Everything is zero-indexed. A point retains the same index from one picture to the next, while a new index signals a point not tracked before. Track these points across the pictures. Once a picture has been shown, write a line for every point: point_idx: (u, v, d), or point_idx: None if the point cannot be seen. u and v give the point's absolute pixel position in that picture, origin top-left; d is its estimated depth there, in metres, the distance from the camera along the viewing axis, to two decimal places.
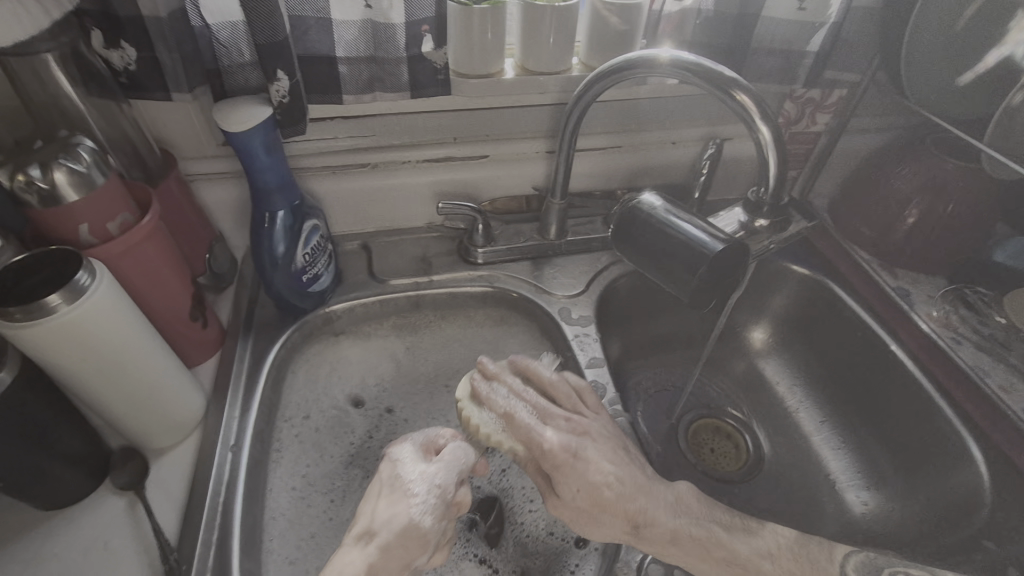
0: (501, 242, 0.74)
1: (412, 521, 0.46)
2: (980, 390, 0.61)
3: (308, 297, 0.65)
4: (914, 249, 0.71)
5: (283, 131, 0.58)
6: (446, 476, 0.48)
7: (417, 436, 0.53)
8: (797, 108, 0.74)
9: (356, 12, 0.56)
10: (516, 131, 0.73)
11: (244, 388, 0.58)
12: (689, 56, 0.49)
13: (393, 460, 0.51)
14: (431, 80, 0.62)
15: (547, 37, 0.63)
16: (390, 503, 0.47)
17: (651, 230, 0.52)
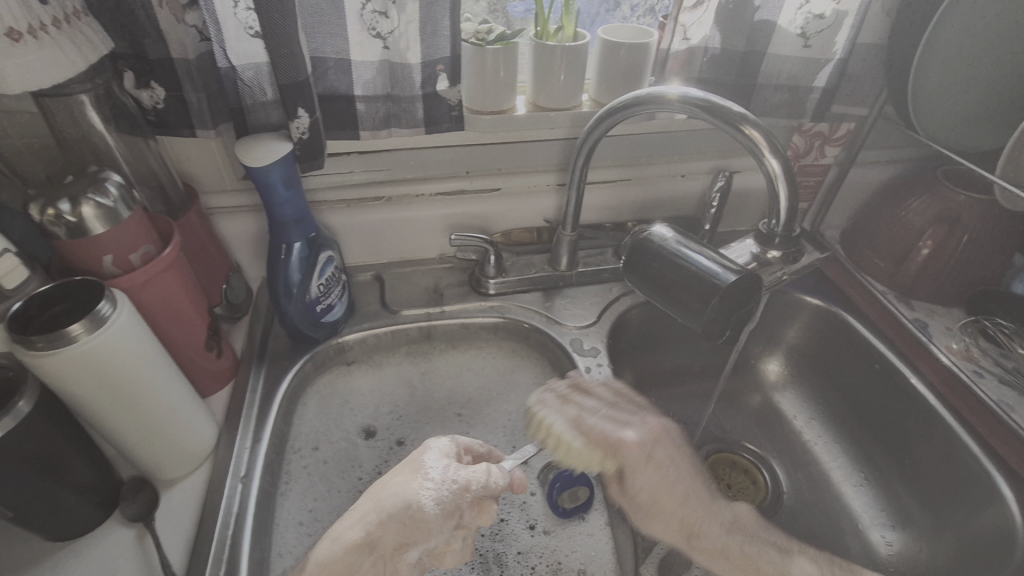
0: (512, 273, 0.75)
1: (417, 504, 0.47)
2: (1006, 426, 0.59)
3: (321, 327, 0.66)
4: (927, 281, 0.71)
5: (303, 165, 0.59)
6: (465, 472, 0.49)
7: (445, 442, 0.52)
8: (807, 141, 0.75)
9: (374, 53, 0.59)
10: (526, 165, 0.75)
11: (256, 418, 0.58)
12: (698, 93, 0.50)
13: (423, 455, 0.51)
14: (446, 116, 0.65)
15: (559, 75, 0.66)
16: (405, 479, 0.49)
17: (665, 260, 0.50)
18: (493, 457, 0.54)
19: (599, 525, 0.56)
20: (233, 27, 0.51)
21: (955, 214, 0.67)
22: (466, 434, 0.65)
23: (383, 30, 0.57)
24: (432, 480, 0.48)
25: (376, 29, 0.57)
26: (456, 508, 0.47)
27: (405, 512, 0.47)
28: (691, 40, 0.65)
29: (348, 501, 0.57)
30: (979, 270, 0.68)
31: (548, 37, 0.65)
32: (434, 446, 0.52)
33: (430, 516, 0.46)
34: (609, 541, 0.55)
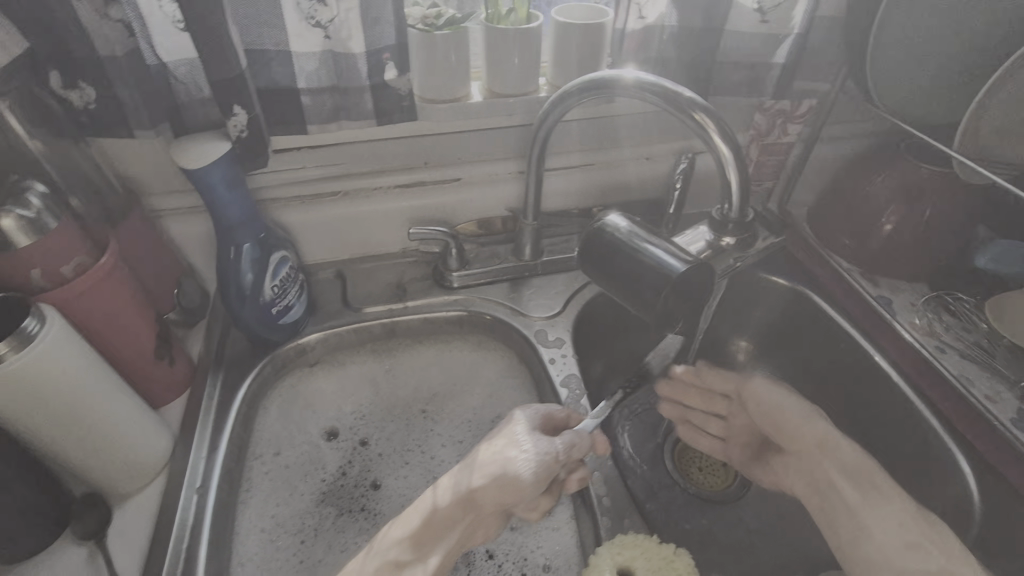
0: (476, 265, 0.74)
1: (506, 471, 0.48)
2: (966, 400, 0.59)
3: (279, 329, 0.64)
4: (890, 256, 0.71)
5: (246, 165, 0.57)
6: (553, 442, 0.50)
7: (531, 410, 0.54)
8: (767, 120, 0.71)
9: (316, 43, 0.56)
10: (486, 154, 0.73)
11: (212, 427, 0.57)
12: (651, 77, 0.49)
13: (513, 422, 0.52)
14: (397, 107, 0.63)
15: (513, 58, 0.64)
16: (504, 447, 0.50)
17: (618, 251, 0.49)
18: (573, 420, 0.56)
19: (565, 519, 0.56)
20: (159, 20, 0.49)
21: (918, 187, 0.66)
22: (433, 432, 0.64)
23: (323, 18, 0.55)
24: (531, 447, 0.49)
25: (315, 18, 0.54)
26: (549, 476, 0.49)
27: (489, 481, 0.48)
28: (647, 19, 0.63)
29: (313, 505, 0.57)
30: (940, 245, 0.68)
31: (499, 21, 0.63)
32: (522, 418, 0.52)
33: (526, 481, 0.47)
34: (574, 535, 0.55)
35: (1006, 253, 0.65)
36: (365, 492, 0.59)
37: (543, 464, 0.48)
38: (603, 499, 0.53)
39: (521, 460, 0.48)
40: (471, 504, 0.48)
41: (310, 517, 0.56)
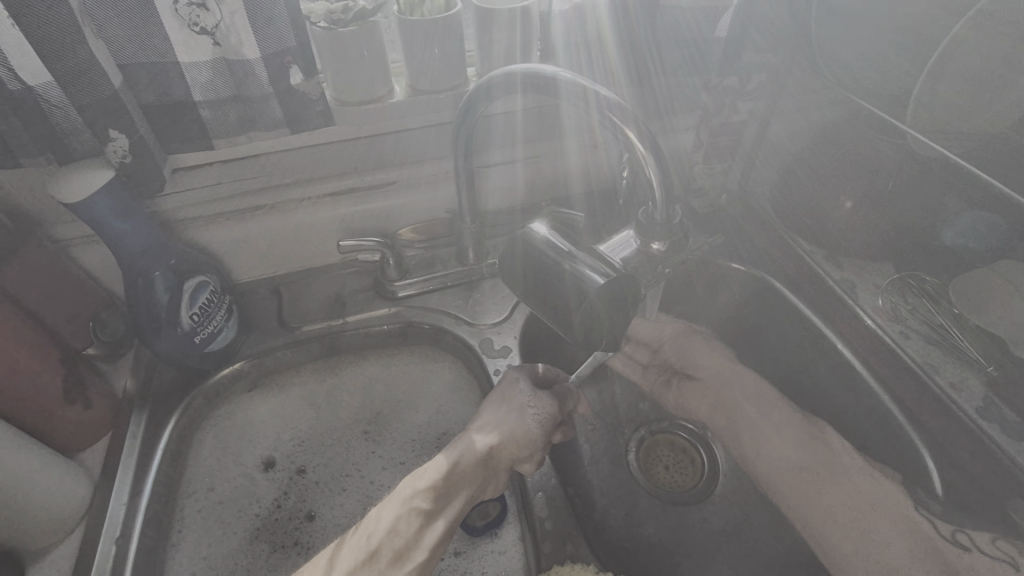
0: (417, 273, 0.70)
1: (522, 423, 0.50)
2: (930, 391, 0.56)
3: (207, 357, 0.61)
4: (855, 237, 0.66)
5: (137, 190, 0.54)
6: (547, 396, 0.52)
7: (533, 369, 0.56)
8: (715, 100, 0.65)
9: (205, 51, 0.51)
10: (420, 154, 0.68)
11: (135, 470, 0.55)
12: (568, 75, 0.43)
13: (514, 379, 0.54)
14: (311, 112, 0.58)
15: (432, 49, 0.59)
16: (510, 408, 0.51)
17: (538, 263, 0.45)
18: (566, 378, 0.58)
19: (511, 541, 0.54)
20: (11, 41, 0.41)
21: None
22: (374, 455, 0.62)
23: (207, 24, 0.49)
24: (539, 402, 0.51)
25: (198, 24, 0.49)
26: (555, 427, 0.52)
27: (469, 455, 0.49)
28: None
29: (246, 543, 0.55)
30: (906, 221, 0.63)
31: (412, 11, 0.58)
32: (523, 377, 0.54)
33: (538, 432, 0.50)
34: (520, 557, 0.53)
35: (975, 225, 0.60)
36: (299, 524, 0.57)
37: (512, 433, 0.50)
38: (543, 523, 0.51)
39: (490, 436, 0.50)
40: (455, 482, 0.47)
41: (242, 556, 0.54)
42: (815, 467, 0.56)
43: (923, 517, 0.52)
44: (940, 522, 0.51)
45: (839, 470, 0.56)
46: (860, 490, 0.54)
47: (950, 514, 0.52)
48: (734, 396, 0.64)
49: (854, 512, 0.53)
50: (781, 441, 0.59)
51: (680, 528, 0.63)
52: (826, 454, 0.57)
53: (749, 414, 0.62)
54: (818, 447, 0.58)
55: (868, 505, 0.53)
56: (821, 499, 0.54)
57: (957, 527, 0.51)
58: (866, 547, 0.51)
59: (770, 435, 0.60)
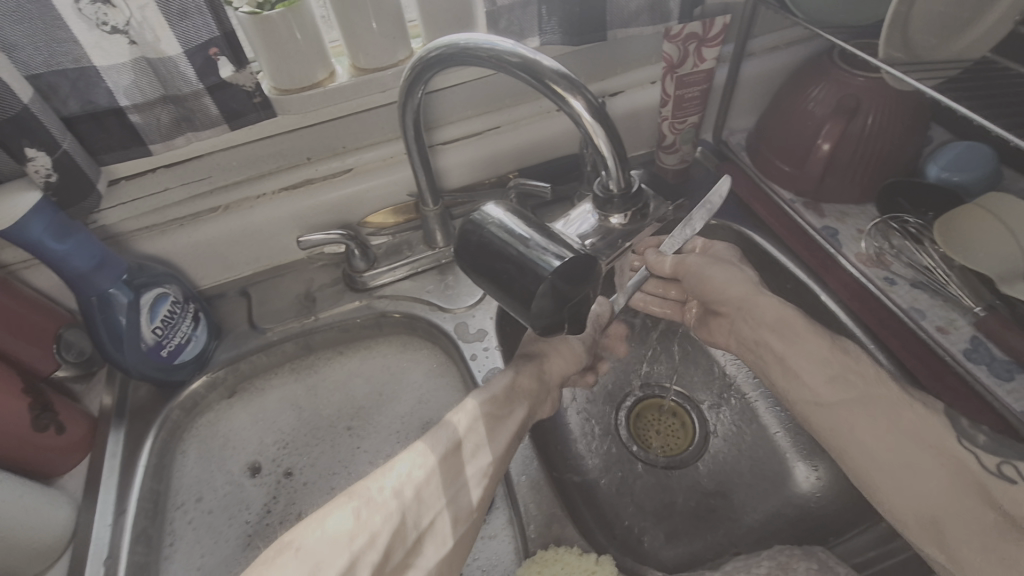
0: (384, 262, 0.68)
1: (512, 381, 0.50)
2: (918, 337, 0.54)
3: (178, 369, 0.60)
4: (834, 182, 0.63)
5: (72, 211, 0.52)
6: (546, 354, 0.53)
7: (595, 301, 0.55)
8: (678, 49, 0.61)
9: (122, 52, 0.48)
10: (374, 137, 0.66)
11: (119, 489, 0.54)
12: (506, 44, 0.40)
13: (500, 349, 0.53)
14: (248, 106, 0.55)
15: (369, 23, 0.54)
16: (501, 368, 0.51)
17: (490, 244, 0.41)
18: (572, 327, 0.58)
19: (501, 525, 0.52)
20: None
21: (854, 100, 0.58)
22: (359, 449, 0.61)
23: (117, 22, 0.46)
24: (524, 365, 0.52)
25: (107, 23, 0.46)
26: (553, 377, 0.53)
27: (469, 425, 0.46)
28: None
29: (239, 550, 0.55)
30: (889, 158, 0.61)
31: None
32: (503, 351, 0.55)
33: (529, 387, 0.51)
34: (512, 542, 0.51)
35: (959, 159, 0.61)
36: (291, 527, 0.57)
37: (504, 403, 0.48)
38: (530, 507, 0.51)
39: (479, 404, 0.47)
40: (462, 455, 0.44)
41: (236, 565, 0.55)
42: (841, 404, 0.47)
43: (967, 449, 0.43)
44: (985, 453, 0.42)
45: (872, 398, 0.46)
46: (899, 424, 0.45)
47: (995, 442, 0.43)
48: (760, 330, 0.55)
49: (902, 453, 0.44)
50: (810, 372, 0.50)
51: (674, 493, 0.62)
52: (861, 388, 0.47)
53: (775, 349, 0.53)
54: (849, 382, 0.48)
55: (913, 443, 0.44)
56: (853, 437, 0.46)
57: (1004, 458, 0.42)
58: (907, 482, 0.43)
59: (799, 363, 0.51)
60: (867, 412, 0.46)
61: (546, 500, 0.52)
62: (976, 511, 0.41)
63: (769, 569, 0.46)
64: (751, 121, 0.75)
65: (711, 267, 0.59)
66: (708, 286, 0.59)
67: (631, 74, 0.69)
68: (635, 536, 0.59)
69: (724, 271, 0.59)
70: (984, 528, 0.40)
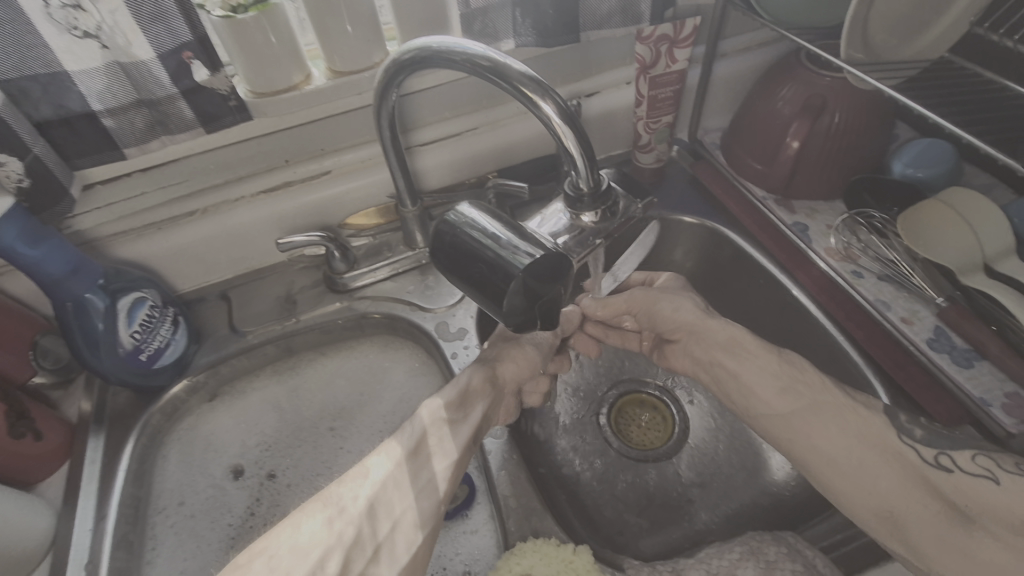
0: (364, 263, 0.69)
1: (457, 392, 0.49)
2: (884, 328, 0.56)
3: (158, 373, 0.60)
4: (804, 178, 0.65)
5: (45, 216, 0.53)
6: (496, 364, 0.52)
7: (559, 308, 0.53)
8: (651, 51, 0.62)
9: (94, 56, 0.48)
10: (352, 139, 0.66)
11: (99, 494, 0.54)
12: (477, 47, 0.41)
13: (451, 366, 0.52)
14: (223, 110, 0.55)
15: (343, 26, 0.55)
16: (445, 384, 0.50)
17: (465, 244, 0.42)
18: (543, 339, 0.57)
19: (483, 520, 0.53)
20: None
21: (820, 98, 0.60)
22: (342, 449, 0.62)
23: (88, 26, 0.46)
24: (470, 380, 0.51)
25: (78, 27, 0.46)
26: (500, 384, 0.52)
27: (431, 423, 0.47)
28: None
29: (222, 554, 0.56)
30: (855, 155, 0.62)
31: None
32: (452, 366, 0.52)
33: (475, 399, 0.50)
34: (493, 536, 0.52)
35: (921, 155, 0.63)
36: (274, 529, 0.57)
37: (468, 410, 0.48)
38: (511, 502, 0.52)
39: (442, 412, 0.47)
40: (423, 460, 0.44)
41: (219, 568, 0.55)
42: (794, 414, 0.49)
43: (908, 445, 0.45)
44: (923, 446, 0.45)
45: (824, 407, 0.48)
46: (847, 428, 0.47)
47: (932, 435, 0.46)
48: (711, 351, 0.56)
49: (855, 455, 0.46)
50: (762, 388, 0.51)
51: (653, 486, 0.64)
52: (813, 397, 0.48)
53: (728, 367, 0.54)
54: (799, 393, 0.49)
55: (861, 446, 0.46)
56: (808, 443, 0.47)
57: (941, 449, 0.45)
58: (866, 486, 0.45)
59: (752, 380, 0.52)
60: (820, 423, 0.47)
61: (526, 495, 0.52)
62: (925, 502, 0.43)
63: (740, 554, 0.47)
64: (724, 120, 0.77)
65: (665, 297, 0.60)
66: (662, 316, 0.60)
67: (606, 75, 0.70)
68: (616, 528, 0.60)
69: (673, 301, 0.60)
70: (933, 519, 0.43)
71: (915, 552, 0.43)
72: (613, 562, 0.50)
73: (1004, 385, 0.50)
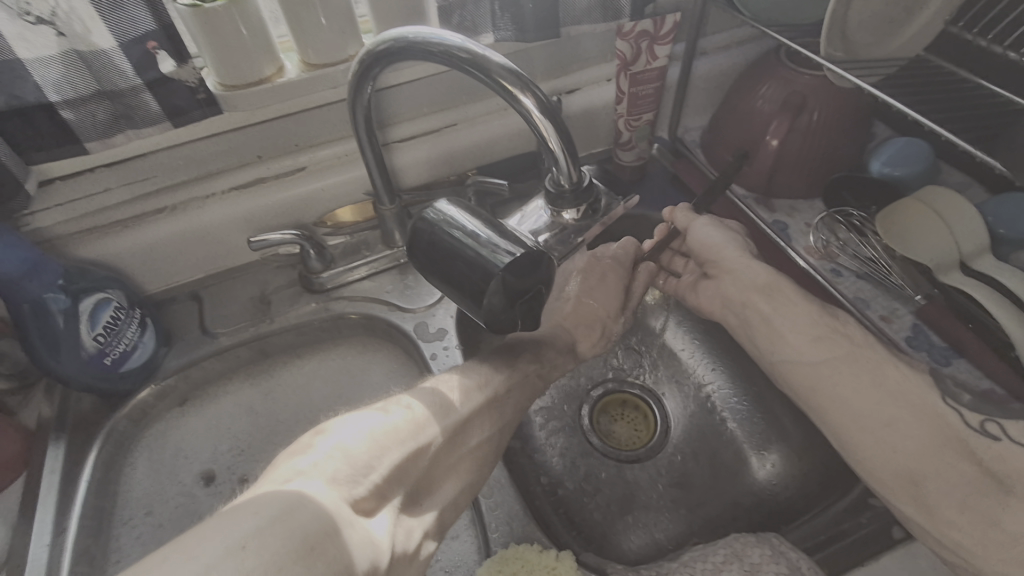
0: (341, 262, 0.67)
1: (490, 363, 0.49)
2: (864, 327, 0.56)
3: (123, 377, 0.57)
4: (785, 177, 0.65)
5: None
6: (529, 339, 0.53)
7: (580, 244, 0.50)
8: (631, 47, 0.61)
9: (50, 43, 0.46)
10: (327, 134, 0.64)
11: (59, 505, 0.52)
12: (454, 39, 0.39)
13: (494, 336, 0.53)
14: (191, 103, 0.53)
15: (317, 17, 0.53)
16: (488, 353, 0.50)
17: (442, 242, 0.41)
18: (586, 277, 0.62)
19: (464, 526, 0.52)
20: None
21: (800, 97, 0.60)
22: None
23: (42, 11, 0.44)
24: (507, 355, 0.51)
25: (31, 12, 0.44)
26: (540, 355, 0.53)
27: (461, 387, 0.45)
28: None
29: None
30: (835, 153, 0.63)
31: None
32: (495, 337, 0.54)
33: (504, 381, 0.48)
34: (474, 542, 0.51)
35: (900, 153, 0.63)
36: None
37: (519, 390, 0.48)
38: (492, 505, 0.51)
39: (479, 377, 0.47)
40: (464, 429, 0.43)
41: None
42: (826, 364, 0.50)
43: (950, 408, 0.46)
44: (969, 411, 0.45)
45: (859, 359, 0.49)
46: (885, 383, 0.47)
47: (978, 402, 0.46)
48: (747, 292, 0.57)
49: (882, 410, 0.47)
50: (795, 335, 0.52)
51: (636, 486, 0.63)
52: (849, 349, 0.50)
53: (762, 311, 0.55)
54: (834, 343, 0.50)
55: (895, 401, 0.47)
56: (836, 397, 0.48)
57: (988, 416, 0.45)
58: (892, 439, 0.45)
59: (786, 327, 0.53)
60: (854, 372, 0.48)
61: (507, 499, 0.51)
62: (959, 468, 0.43)
63: (724, 556, 0.47)
64: (705, 118, 0.77)
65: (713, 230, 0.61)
66: (704, 246, 0.61)
67: (587, 71, 0.69)
68: (599, 530, 0.59)
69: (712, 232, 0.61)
70: (963, 484, 0.43)
71: (931, 517, 0.43)
72: (596, 567, 0.48)
73: (980, 381, 0.52)
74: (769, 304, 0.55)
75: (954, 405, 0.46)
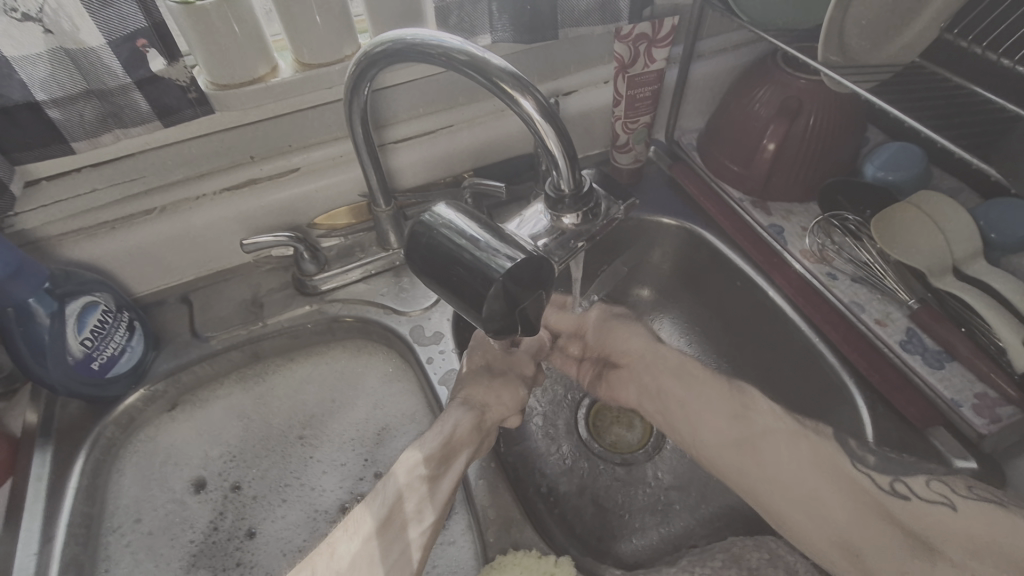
0: (335, 264, 0.66)
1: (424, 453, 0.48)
2: (858, 330, 0.57)
3: (110, 382, 0.56)
4: (781, 180, 0.65)
5: None
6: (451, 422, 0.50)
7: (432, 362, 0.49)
8: (629, 50, 0.61)
9: (36, 41, 0.44)
10: (321, 135, 0.63)
11: (45, 512, 0.50)
12: (454, 41, 0.39)
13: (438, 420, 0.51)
14: (182, 102, 0.51)
15: (312, 16, 0.52)
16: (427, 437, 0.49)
17: (441, 246, 0.40)
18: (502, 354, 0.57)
19: (461, 531, 0.52)
20: None
21: (796, 101, 0.60)
22: (312, 459, 0.59)
23: (29, 8, 0.43)
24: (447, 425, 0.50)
25: (18, 9, 0.43)
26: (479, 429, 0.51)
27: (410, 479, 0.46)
28: None
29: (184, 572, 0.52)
30: (831, 157, 0.63)
31: None
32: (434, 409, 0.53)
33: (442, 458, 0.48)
34: (471, 546, 0.51)
35: (892, 159, 0.63)
36: (239, 544, 0.54)
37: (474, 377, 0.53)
38: (489, 511, 0.51)
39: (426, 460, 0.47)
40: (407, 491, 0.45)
41: None
42: (753, 439, 0.49)
43: (861, 472, 0.46)
44: (877, 473, 0.46)
45: (773, 436, 0.49)
46: (800, 453, 0.47)
47: (885, 462, 0.47)
48: (661, 377, 0.57)
49: (803, 480, 0.46)
50: (710, 415, 0.52)
51: (632, 489, 0.63)
52: (757, 427, 0.50)
53: (677, 395, 0.55)
54: (748, 420, 0.50)
55: (813, 470, 0.46)
56: (762, 471, 0.47)
57: (894, 476, 0.45)
58: (818, 514, 0.44)
59: (701, 410, 0.53)
60: (759, 449, 0.48)
61: (505, 505, 0.51)
62: (885, 533, 0.43)
63: (723, 561, 0.47)
64: (701, 121, 0.77)
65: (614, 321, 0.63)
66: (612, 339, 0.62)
67: (584, 73, 0.69)
68: (596, 534, 0.59)
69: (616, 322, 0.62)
70: (886, 545, 0.42)
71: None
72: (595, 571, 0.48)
73: (973, 385, 0.51)
74: (678, 385, 0.55)
75: (864, 468, 0.46)
